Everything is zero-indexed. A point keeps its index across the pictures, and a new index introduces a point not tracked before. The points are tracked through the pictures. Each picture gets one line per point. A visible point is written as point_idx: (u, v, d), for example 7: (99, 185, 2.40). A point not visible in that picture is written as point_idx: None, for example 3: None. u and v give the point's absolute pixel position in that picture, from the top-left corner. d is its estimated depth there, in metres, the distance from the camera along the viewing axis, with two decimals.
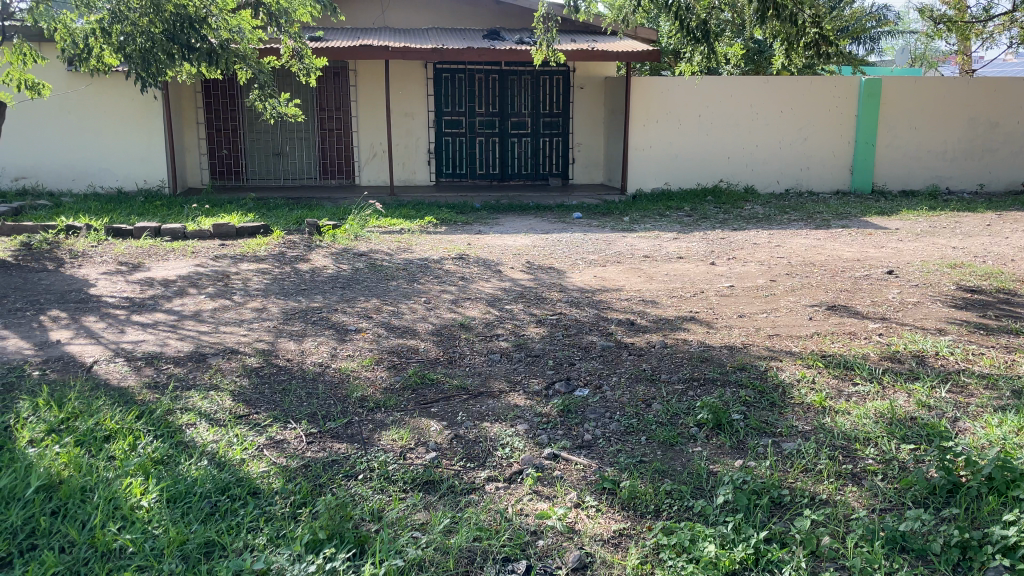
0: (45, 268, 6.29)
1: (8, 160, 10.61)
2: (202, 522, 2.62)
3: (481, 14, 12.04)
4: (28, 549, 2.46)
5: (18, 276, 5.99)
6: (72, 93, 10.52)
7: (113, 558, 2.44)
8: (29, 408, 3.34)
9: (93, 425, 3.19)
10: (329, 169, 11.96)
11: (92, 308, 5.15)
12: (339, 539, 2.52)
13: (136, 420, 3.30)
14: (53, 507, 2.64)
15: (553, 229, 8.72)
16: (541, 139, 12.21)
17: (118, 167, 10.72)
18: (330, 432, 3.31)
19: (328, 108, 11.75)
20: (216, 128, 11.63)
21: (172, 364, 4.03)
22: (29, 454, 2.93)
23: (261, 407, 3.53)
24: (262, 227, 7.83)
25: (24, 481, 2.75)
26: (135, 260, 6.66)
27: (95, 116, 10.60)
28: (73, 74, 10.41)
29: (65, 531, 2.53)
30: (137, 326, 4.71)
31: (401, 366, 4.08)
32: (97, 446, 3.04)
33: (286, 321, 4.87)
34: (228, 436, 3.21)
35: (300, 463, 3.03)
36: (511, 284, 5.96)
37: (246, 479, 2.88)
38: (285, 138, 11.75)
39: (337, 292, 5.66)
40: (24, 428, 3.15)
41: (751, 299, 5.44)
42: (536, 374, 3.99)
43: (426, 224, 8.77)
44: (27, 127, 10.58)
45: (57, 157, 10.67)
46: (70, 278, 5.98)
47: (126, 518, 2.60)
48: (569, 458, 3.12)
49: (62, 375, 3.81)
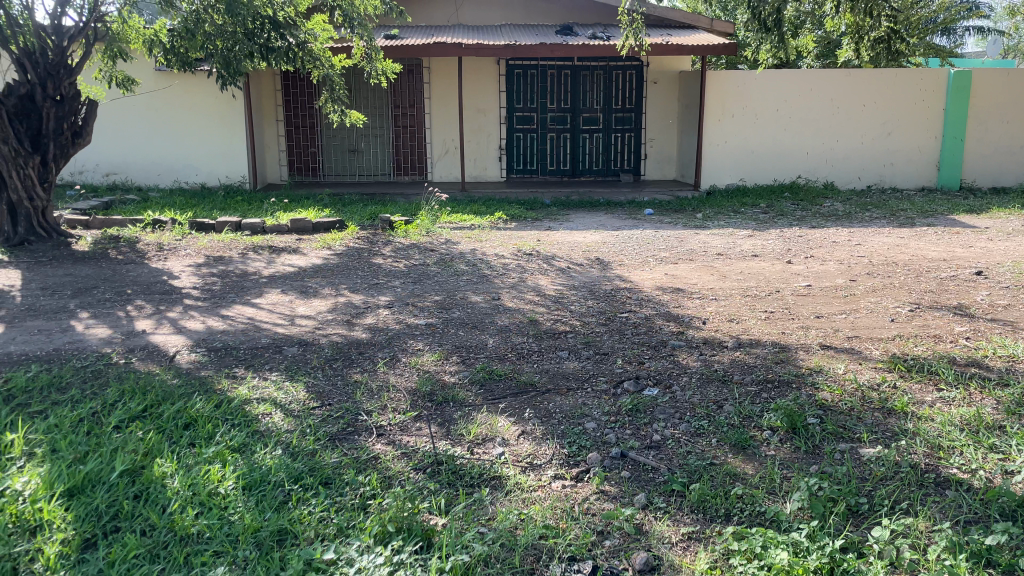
0: (131, 260, 6.56)
1: (101, 157, 11.14)
2: (276, 510, 2.68)
3: (555, 9, 12.01)
4: (111, 531, 2.58)
5: (108, 267, 6.27)
6: (159, 92, 10.96)
7: (191, 542, 2.53)
8: (115, 395, 3.48)
9: (174, 412, 3.31)
10: (402, 166, 12.14)
11: (175, 299, 5.35)
12: (407, 532, 2.55)
13: (215, 408, 3.41)
14: (135, 491, 2.75)
15: (624, 226, 8.63)
16: (613, 134, 12.09)
17: (203, 164, 11.11)
18: (399, 424, 3.36)
19: (402, 105, 11.90)
20: (295, 126, 11.93)
21: (249, 354, 4.14)
22: (114, 439, 3.06)
23: (333, 398, 3.60)
24: (337, 222, 7.99)
25: (110, 465, 2.87)
26: (216, 253, 6.89)
27: (180, 113, 11.00)
28: (161, 74, 10.86)
29: (146, 515, 2.63)
30: (216, 318, 4.87)
31: (468, 361, 4.10)
32: (177, 434, 3.15)
33: (357, 314, 4.96)
34: (301, 427, 3.28)
35: (370, 455, 3.07)
36: (580, 281, 5.91)
37: (318, 469, 2.94)
38: (359, 135, 11.96)
39: (407, 286, 5.72)
40: (110, 413, 3.31)
41: (829, 299, 5.27)
42: (605, 373, 3.94)
43: (496, 219, 8.81)
44: (118, 125, 11.07)
45: (147, 154, 11.14)
46: (156, 270, 6.22)
47: (204, 504, 2.69)
48: (637, 460, 3.08)
49: (144, 364, 3.96)
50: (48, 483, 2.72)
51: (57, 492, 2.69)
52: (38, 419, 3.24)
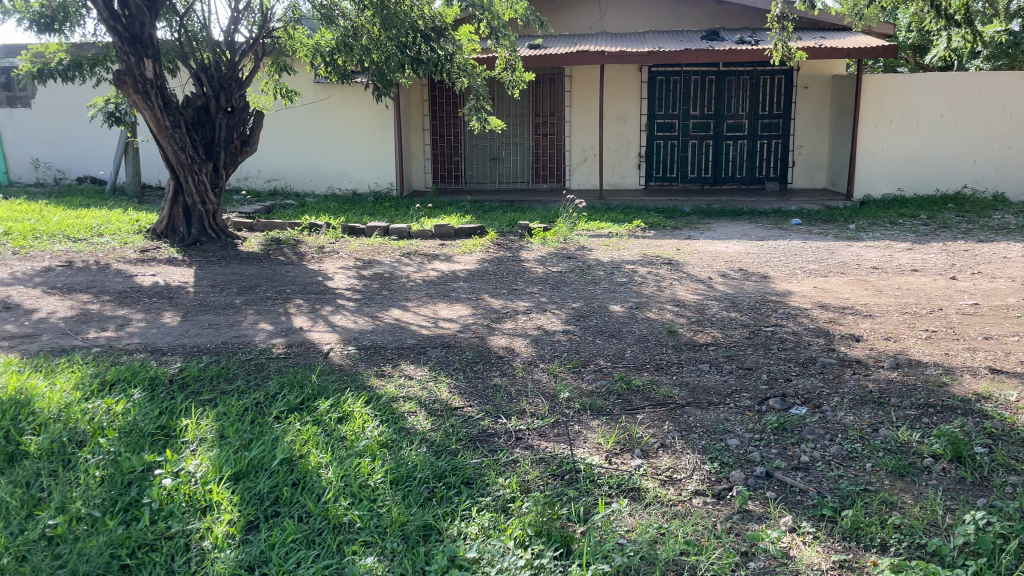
0: (289, 261, 6.99)
1: (264, 164, 11.95)
2: (421, 506, 2.79)
3: (701, 14, 11.79)
4: (272, 515, 2.76)
5: (269, 267, 6.72)
6: (317, 103, 11.62)
7: (343, 530, 2.67)
8: (276, 387, 3.73)
9: (329, 406, 3.50)
10: (541, 173, 12.27)
11: (328, 298, 5.66)
12: (547, 537, 2.58)
13: (365, 404, 3.58)
14: (293, 479, 2.93)
15: (769, 236, 8.33)
16: (759, 142, 11.70)
17: (354, 171, 11.68)
18: (538, 430, 3.40)
19: (543, 114, 12.04)
20: (440, 134, 12.33)
21: (396, 354, 4.32)
22: (275, 428, 3.28)
23: (474, 400, 3.68)
24: (478, 228, 8.17)
25: (271, 453, 3.08)
26: (365, 256, 7.23)
27: (335, 123, 11.62)
28: (319, 86, 11.50)
29: (303, 502, 2.80)
30: (366, 318, 5.11)
31: (606, 370, 4.08)
32: (331, 427, 3.33)
33: (497, 319, 5.06)
34: (445, 427, 3.38)
35: (510, 458, 3.13)
36: (722, 292, 5.76)
37: (461, 468, 3.03)
38: (501, 143, 12.21)
39: (546, 292, 5.78)
40: (272, 404, 3.55)
41: (1000, 319, 4.86)
42: (748, 388, 3.81)
43: (635, 228, 8.73)
44: (280, 134, 11.83)
45: (304, 161, 11.84)
46: (312, 271, 6.60)
47: (355, 495, 2.83)
48: (784, 480, 2.96)
49: (301, 359, 4.21)
50: (217, 466, 2.95)
51: (225, 475, 2.92)
52: (209, 406, 3.52)
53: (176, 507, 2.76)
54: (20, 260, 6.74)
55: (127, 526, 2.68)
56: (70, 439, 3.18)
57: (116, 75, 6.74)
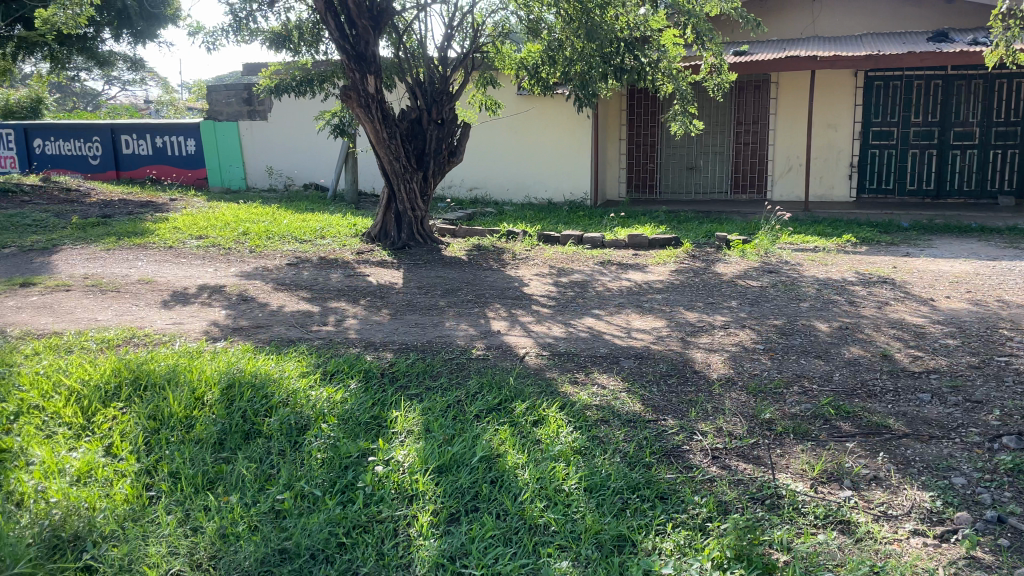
0: (488, 266, 7.26)
1: (466, 173, 12.50)
2: (615, 515, 2.81)
3: (927, 13, 10.88)
4: (471, 510, 2.89)
5: (470, 272, 7.01)
6: (519, 114, 11.98)
7: (538, 532, 2.74)
8: (475, 388, 3.88)
9: (525, 408, 3.60)
10: (740, 184, 11.85)
11: (525, 304, 5.82)
12: (747, 562, 2.51)
13: (559, 409, 3.64)
14: (492, 476, 3.05)
15: (1002, 255, 7.50)
16: (992, 151, 10.59)
17: (551, 180, 11.92)
18: (737, 450, 3.28)
19: (746, 122, 11.64)
20: (636, 143, 12.28)
21: (590, 362, 4.35)
22: (475, 427, 3.43)
23: (668, 415, 3.62)
24: (673, 240, 8.05)
25: (471, 449, 3.22)
26: (560, 264, 7.34)
27: (535, 133, 11.91)
28: (522, 98, 11.85)
29: (501, 500, 2.91)
30: (561, 325, 5.19)
31: (811, 393, 3.86)
32: (527, 429, 3.42)
33: (693, 332, 4.95)
34: (638, 439, 3.36)
35: (706, 476, 3.05)
36: (945, 316, 5.27)
37: (655, 482, 3.00)
38: (699, 153, 11.95)
39: (745, 308, 5.58)
40: (471, 403, 3.70)
41: None
42: (976, 424, 3.45)
43: (843, 242, 8.20)
44: (482, 144, 12.32)
45: (504, 171, 12.25)
46: (509, 277, 6.81)
47: (551, 498, 2.90)
48: (1021, 529, 2.66)
49: (499, 361, 4.36)
50: (423, 458, 3.13)
51: (430, 467, 3.09)
52: (415, 401, 3.73)
53: (386, 493, 2.96)
54: (256, 258, 7.51)
55: (344, 507, 2.92)
56: (296, 422, 3.50)
57: (343, 91, 7.35)
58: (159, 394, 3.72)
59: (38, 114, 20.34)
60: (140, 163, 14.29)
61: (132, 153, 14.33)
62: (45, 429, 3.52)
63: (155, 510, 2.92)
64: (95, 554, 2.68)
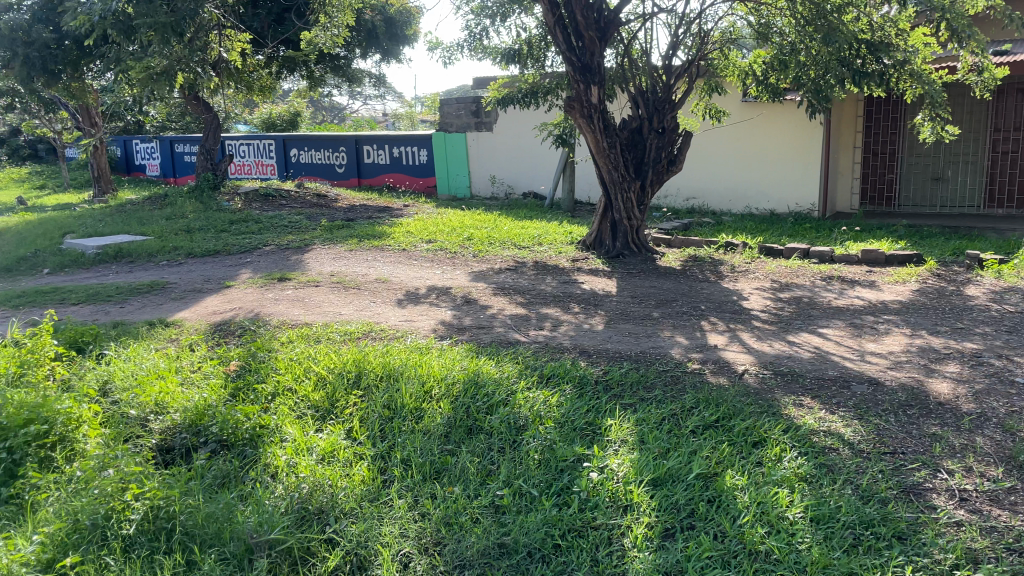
0: (705, 278, 7.07)
1: (685, 183, 12.31)
2: (845, 551, 2.66)
3: None
4: (688, 527, 2.86)
5: (686, 283, 6.87)
6: (744, 122, 11.57)
7: (759, 559, 2.67)
8: (692, 402, 3.79)
9: (746, 427, 3.47)
10: (996, 197, 10.64)
11: (744, 319, 5.60)
12: None
13: (783, 432, 3.46)
14: (709, 496, 2.99)
15: None
16: None
17: (776, 191, 11.38)
18: (990, 494, 2.94)
19: (1005, 129, 10.41)
20: (873, 152, 11.40)
21: (816, 385, 4.09)
22: (692, 443, 3.36)
23: (906, 447, 3.32)
24: (913, 256, 7.38)
25: (688, 465, 3.17)
26: (783, 278, 6.99)
27: (760, 142, 11.44)
28: (747, 105, 11.43)
29: (719, 521, 2.84)
30: (784, 343, 4.94)
31: None
32: (747, 450, 3.30)
33: (937, 359, 4.51)
34: (871, 471, 3.12)
35: (952, 520, 2.77)
36: None
37: (892, 519, 2.79)
38: (947, 162, 11.05)
39: (1000, 335, 4.98)
40: (688, 417, 3.63)
41: None
42: None
43: None
44: (703, 153, 12.05)
45: (725, 180, 11.89)
46: (727, 290, 6.59)
47: (773, 524, 2.79)
48: None
49: (717, 377, 4.23)
50: (638, 469, 3.12)
51: (645, 479, 3.08)
52: (630, 411, 3.72)
53: (600, 501, 2.99)
54: (478, 262, 7.88)
55: (560, 510, 2.99)
56: (515, 422, 3.62)
57: (568, 101, 7.53)
58: (393, 385, 4.01)
59: (296, 126, 22.82)
60: (379, 171, 15.52)
61: (372, 162, 15.62)
62: (297, 409, 3.93)
63: (388, 493, 3.16)
64: (337, 528, 2.95)
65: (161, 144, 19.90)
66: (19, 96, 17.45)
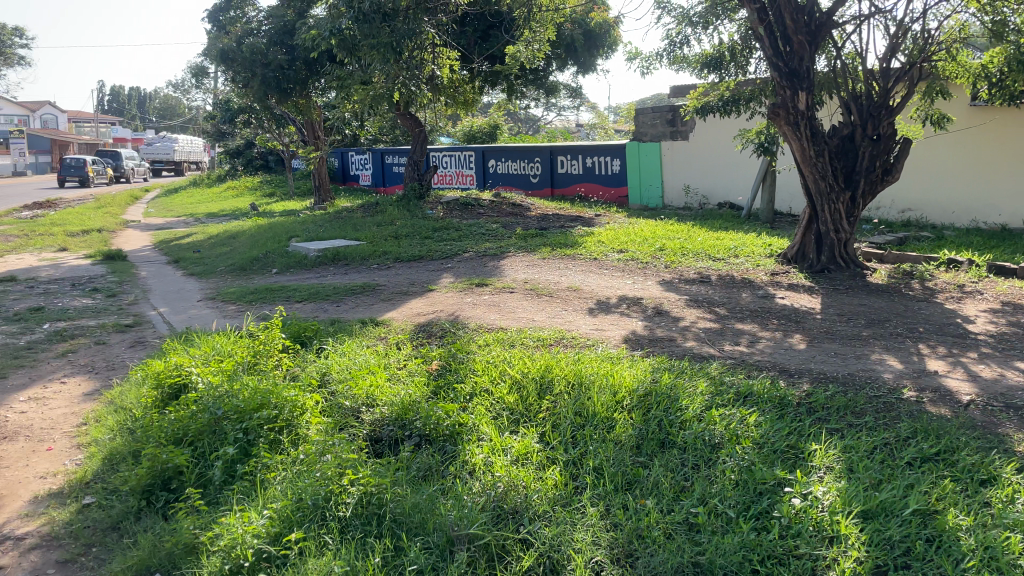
0: (922, 298, 6.51)
1: (899, 194, 11.37)
2: None
3: None
4: (902, 567, 2.67)
5: (899, 302, 6.36)
6: (972, 128, 10.54)
7: None
8: (907, 432, 3.51)
9: (972, 464, 3.16)
10: None
11: (969, 344, 5.09)
12: None
13: (1017, 471, 3.11)
14: (927, 535, 2.78)
15: None
16: None
17: (1009, 203, 10.28)
18: None
19: None
20: None
21: None
22: (908, 475, 3.13)
23: None
24: None
25: (903, 500, 2.95)
26: (1017, 301, 6.27)
27: (991, 149, 10.38)
28: (977, 109, 10.41)
29: (938, 563, 2.63)
30: (1019, 373, 4.44)
31: None
32: (973, 489, 3.01)
33: None
34: None
35: None
36: None
37: None
38: None
39: None
40: (903, 447, 3.37)
41: None
42: None
43: None
44: (921, 163, 11.10)
45: (948, 191, 10.88)
46: (948, 311, 6.03)
47: None
48: None
49: (937, 407, 3.87)
50: (846, 499, 2.94)
51: (854, 510, 2.90)
52: (837, 436, 3.51)
53: (804, 529, 2.84)
54: (671, 273, 7.76)
55: (758, 534, 2.89)
56: (709, 438, 3.53)
57: (772, 109, 7.26)
58: (585, 393, 4.05)
59: (496, 137, 23.72)
60: (572, 181, 15.69)
61: (566, 172, 15.81)
62: (492, 410, 4.07)
63: (581, 499, 3.19)
64: (531, 530, 3.02)
65: (373, 156, 21.44)
66: (256, 114, 19.53)
